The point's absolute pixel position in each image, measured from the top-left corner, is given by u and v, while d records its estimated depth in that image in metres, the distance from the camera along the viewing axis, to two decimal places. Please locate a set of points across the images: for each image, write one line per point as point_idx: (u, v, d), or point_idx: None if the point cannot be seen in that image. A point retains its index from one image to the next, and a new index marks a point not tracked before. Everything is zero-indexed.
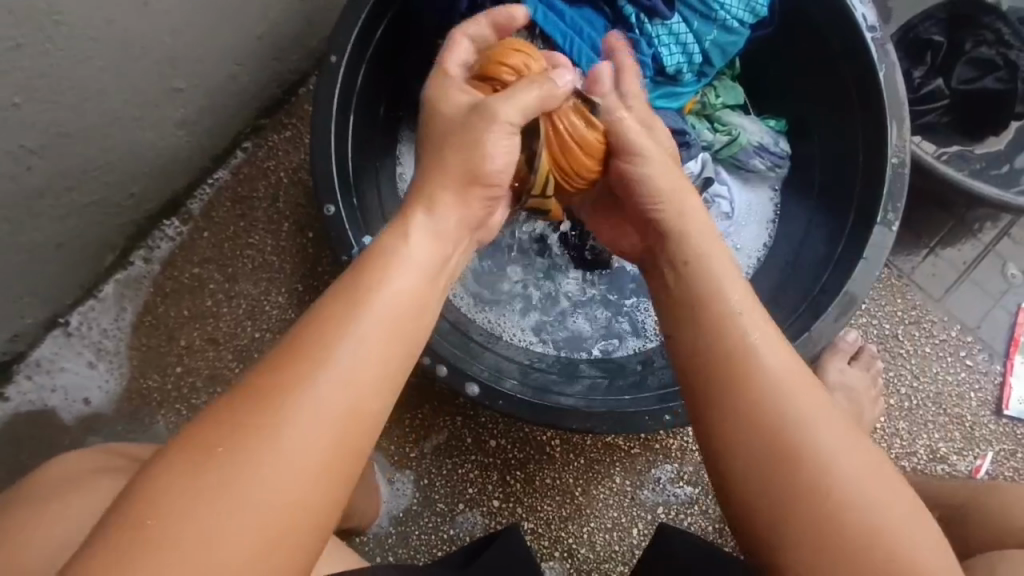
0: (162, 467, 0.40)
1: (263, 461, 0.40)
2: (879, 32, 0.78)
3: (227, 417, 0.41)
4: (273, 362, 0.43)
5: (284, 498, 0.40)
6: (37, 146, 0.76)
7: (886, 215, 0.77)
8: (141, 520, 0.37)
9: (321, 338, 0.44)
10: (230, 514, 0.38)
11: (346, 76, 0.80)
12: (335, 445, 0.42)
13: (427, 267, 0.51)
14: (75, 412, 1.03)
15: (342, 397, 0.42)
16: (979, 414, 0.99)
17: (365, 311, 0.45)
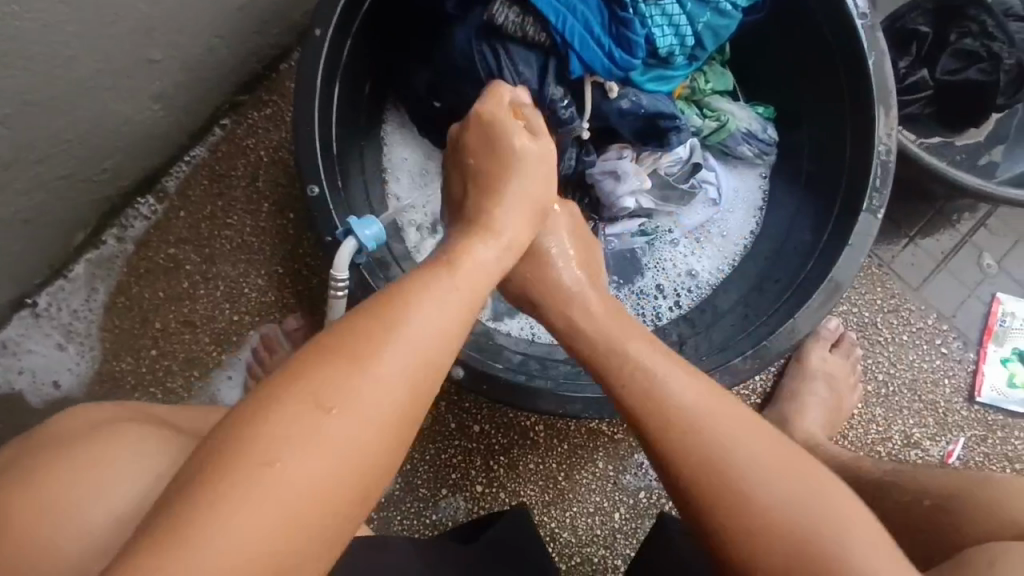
0: (271, 404, 0.42)
1: (362, 412, 0.43)
2: (870, 18, 0.79)
3: (329, 368, 0.43)
4: (364, 322, 0.46)
5: (377, 450, 0.43)
6: (4, 115, 0.72)
7: (872, 204, 0.78)
8: (260, 453, 0.40)
9: (405, 310, 0.47)
10: (334, 457, 0.41)
11: (332, 51, 0.78)
12: (417, 408, 0.45)
13: (484, 266, 0.56)
14: (44, 395, 1.00)
15: (428, 362, 0.46)
16: (953, 401, 1.02)
17: (441, 292, 0.50)
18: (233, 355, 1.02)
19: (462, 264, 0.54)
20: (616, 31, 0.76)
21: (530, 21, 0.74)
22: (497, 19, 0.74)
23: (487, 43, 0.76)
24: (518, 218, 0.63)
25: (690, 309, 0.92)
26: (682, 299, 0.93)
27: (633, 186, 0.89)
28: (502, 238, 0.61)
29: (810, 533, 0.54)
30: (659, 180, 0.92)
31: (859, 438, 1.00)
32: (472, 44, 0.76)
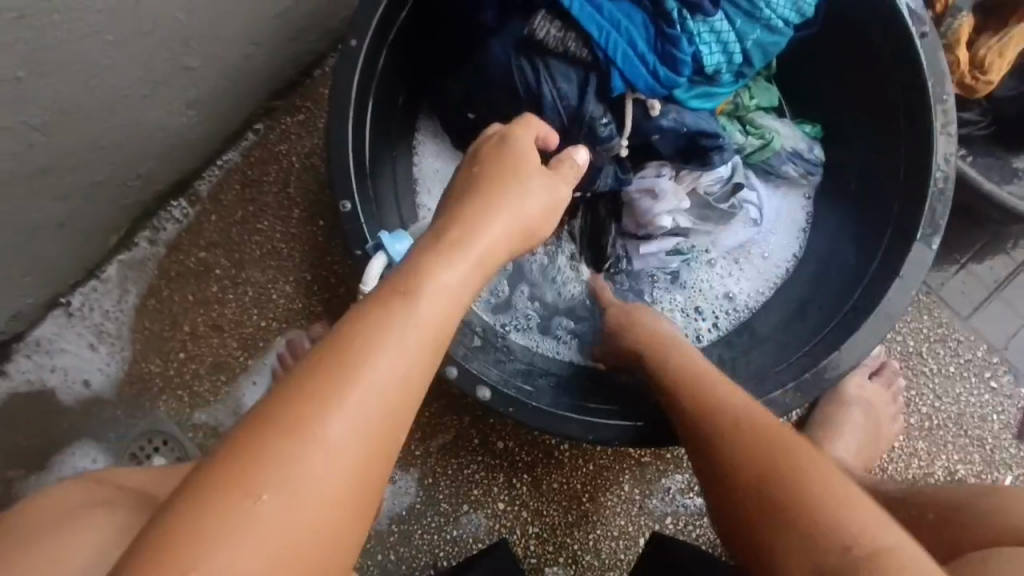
0: (190, 503, 0.39)
1: (294, 497, 0.40)
2: (931, 36, 0.74)
3: (263, 450, 0.41)
4: (301, 390, 0.43)
5: (312, 531, 0.41)
6: (43, 123, 0.73)
7: (926, 231, 0.74)
8: (172, 564, 0.37)
9: (342, 376, 0.43)
10: (257, 552, 0.39)
11: (367, 63, 0.76)
12: (353, 477, 0.43)
13: (449, 296, 0.50)
14: (75, 394, 1.01)
15: (371, 431, 0.43)
16: (1001, 438, 0.97)
17: (384, 344, 0.45)
18: (259, 361, 1.02)
19: (422, 293, 0.48)
20: (661, 47, 0.73)
21: (573, 36, 0.72)
22: (538, 33, 0.72)
23: (526, 58, 0.74)
24: (500, 239, 0.56)
25: (727, 332, 0.90)
26: (720, 321, 0.90)
27: (670, 205, 0.86)
28: (473, 259, 0.53)
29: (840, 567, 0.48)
30: (699, 200, 0.89)
31: (899, 471, 0.95)
32: (510, 58, 0.74)
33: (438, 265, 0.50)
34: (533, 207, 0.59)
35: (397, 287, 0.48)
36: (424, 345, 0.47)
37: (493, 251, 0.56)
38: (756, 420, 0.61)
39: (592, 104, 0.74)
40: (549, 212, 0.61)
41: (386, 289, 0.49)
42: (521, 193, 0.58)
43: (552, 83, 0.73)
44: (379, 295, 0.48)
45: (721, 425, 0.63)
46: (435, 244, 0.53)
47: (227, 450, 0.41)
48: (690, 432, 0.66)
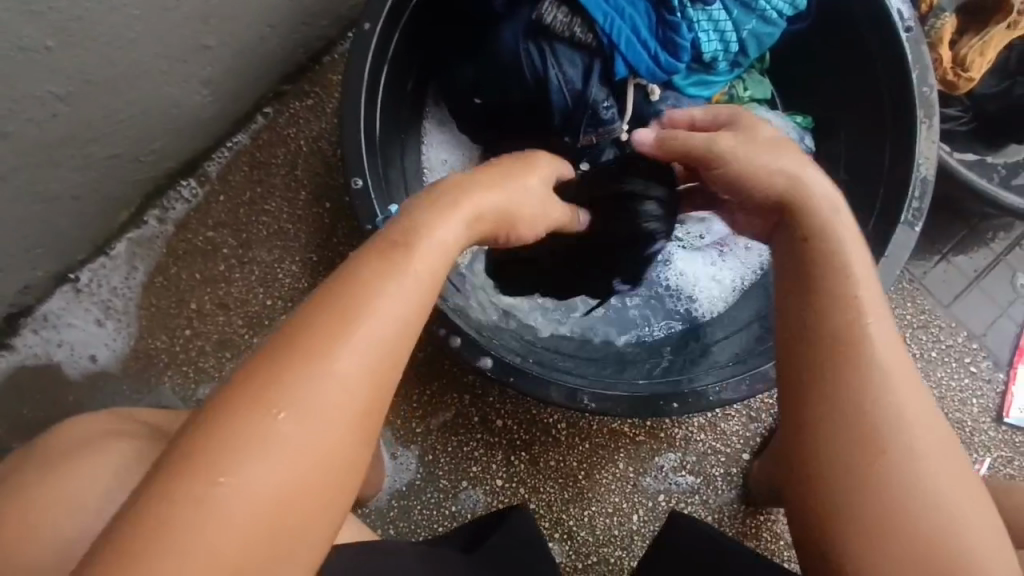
0: (207, 421, 0.39)
1: (308, 414, 0.40)
2: (915, 31, 0.79)
3: (275, 371, 0.41)
4: (311, 319, 0.43)
5: (331, 451, 0.40)
6: (65, 93, 0.76)
7: (910, 216, 0.78)
8: (201, 473, 0.37)
9: (347, 305, 0.43)
10: (277, 467, 0.39)
11: (380, 45, 0.80)
12: (366, 403, 0.42)
13: (448, 242, 0.50)
14: (81, 368, 1.03)
15: (380, 355, 0.43)
16: (980, 421, 1.01)
17: (388, 277, 0.45)
18: (264, 338, 1.04)
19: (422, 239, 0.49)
20: (663, 34, 0.77)
21: (578, 22, 0.76)
22: (546, 18, 0.75)
23: (534, 42, 0.77)
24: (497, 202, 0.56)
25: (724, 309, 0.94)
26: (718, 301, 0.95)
27: None
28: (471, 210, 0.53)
29: (941, 539, 0.48)
30: None
31: None
32: (519, 42, 0.77)
33: (435, 214, 0.51)
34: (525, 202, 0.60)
35: (396, 233, 0.49)
36: (430, 280, 0.47)
37: (495, 223, 0.57)
38: (888, 358, 0.53)
39: (596, 89, 0.78)
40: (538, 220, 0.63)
41: (388, 235, 0.49)
42: (523, 191, 0.60)
43: (558, 66, 0.77)
44: (381, 241, 0.48)
45: (852, 325, 0.54)
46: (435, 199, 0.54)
47: (237, 377, 0.41)
48: (811, 309, 0.56)
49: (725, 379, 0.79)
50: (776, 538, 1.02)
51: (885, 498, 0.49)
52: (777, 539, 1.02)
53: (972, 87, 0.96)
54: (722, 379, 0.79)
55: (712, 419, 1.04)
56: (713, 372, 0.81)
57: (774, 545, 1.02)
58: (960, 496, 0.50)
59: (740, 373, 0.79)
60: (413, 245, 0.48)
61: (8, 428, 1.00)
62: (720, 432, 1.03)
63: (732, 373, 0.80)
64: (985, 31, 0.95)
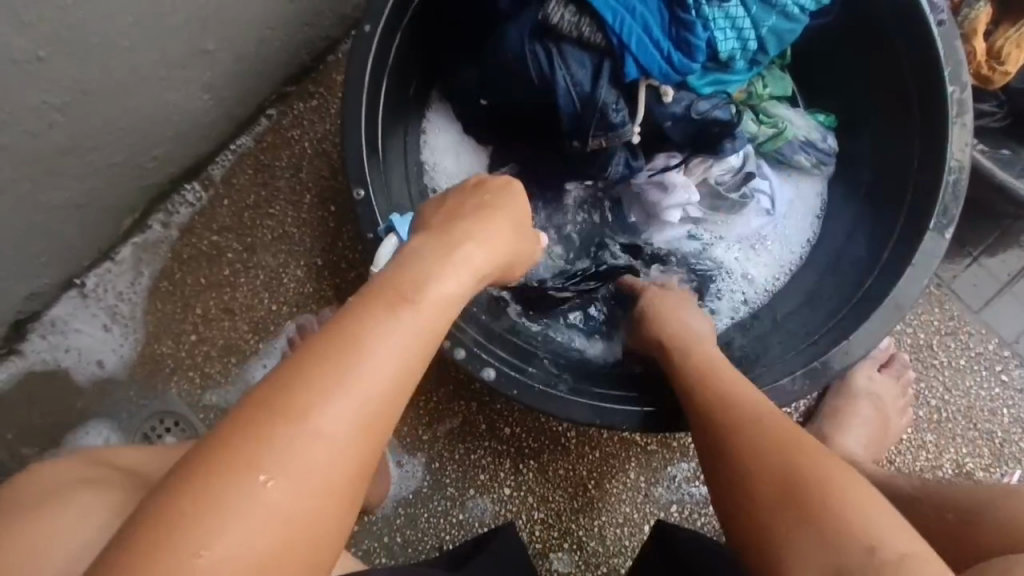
0: (188, 483, 0.37)
1: (295, 477, 0.38)
2: (947, 24, 0.74)
3: (262, 428, 0.38)
4: (303, 374, 0.40)
5: (316, 518, 0.39)
6: (62, 102, 0.74)
7: (939, 222, 0.74)
8: (183, 541, 0.35)
9: (341, 360, 0.41)
10: (262, 534, 0.37)
11: (381, 48, 0.77)
12: (356, 465, 0.40)
13: (447, 294, 0.49)
14: (89, 373, 1.03)
15: (373, 415, 0.41)
16: (1010, 432, 0.96)
17: (385, 331, 0.43)
18: (269, 344, 1.03)
19: (424, 294, 0.47)
20: (676, 33, 0.74)
21: (587, 21, 0.72)
22: (553, 18, 0.72)
23: (541, 43, 0.74)
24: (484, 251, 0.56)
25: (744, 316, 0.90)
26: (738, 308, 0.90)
27: (680, 199, 0.88)
28: (463, 263, 0.53)
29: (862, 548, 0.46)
30: (708, 189, 0.90)
31: (907, 463, 0.95)
32: (525, 44, 0.74)
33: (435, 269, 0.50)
34: (505, 238, 0.60)
35: (395, 286, 0.47)
36: (429, 335, 0.45)
37: (491, 271, 0.57)
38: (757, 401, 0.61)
39: (604, 91, 0.74)
40: (519, 250, 0.62)
41: (389, 285, 0.47)
42: (495, 226, 0.60)
43: (565, 68, 0.73)
44: (380, 292, 0.46)
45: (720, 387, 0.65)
46: (433, 245, 0.54)
47: (220, 433, 0.39)
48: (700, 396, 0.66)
49: None
50: None
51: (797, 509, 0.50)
52: None
53: (1007, 81, 0.91)
54: None
55: None
56: None
57: None
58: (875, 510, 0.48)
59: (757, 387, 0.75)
60: (416, 298, 0.46)
61: (18, 434, 1.00)
62: None
63: None
64: (1023, 23, 0.89)
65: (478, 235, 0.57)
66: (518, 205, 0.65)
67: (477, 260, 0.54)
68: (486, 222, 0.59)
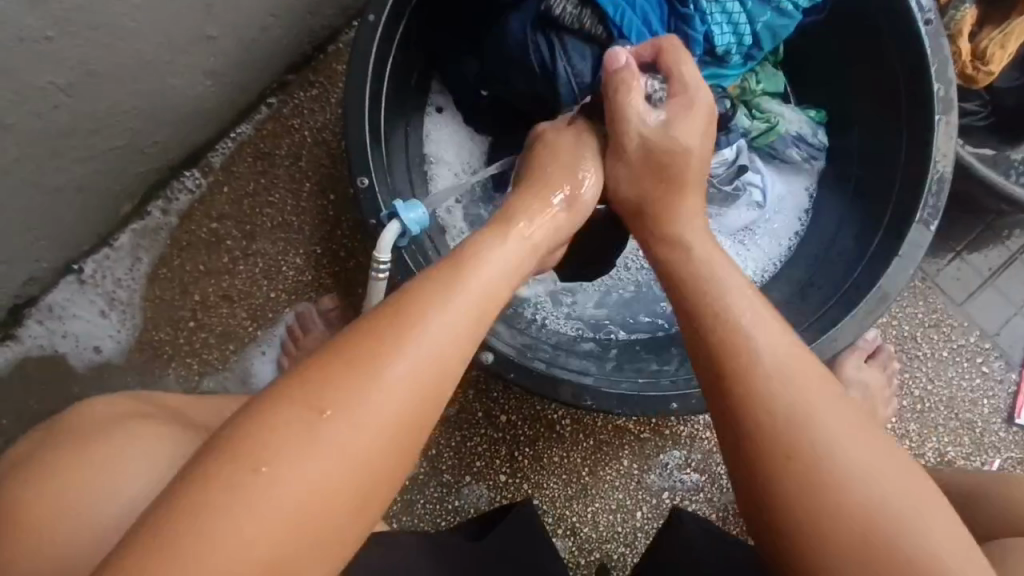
0: (262, 414, 0.43)
1: (360, 422, 0.44)
2: (934, 23, 0.76)
3: (332, 383, 0.45)
4: (373, 334, 0.48)
5: (374, 457, 0.44)
6: (67, 83, 0.75)
7: (925, 215, 0.77)
8: (254, 455, 0.42)
9: (401, 325, 0.48)
10: (325, 461, 0.43)
11: (385, 36, 0.78)
12: (411, 415, 0.46)
13: (491, 276, 0.56)
14: (86, 359, 1.03)
15: (429, 377, 0.47)
16: (990, 421, 0.99)
17: (439, 305, 0.50)
18: (267, 331, 1.04)
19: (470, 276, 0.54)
20: (674, 25, 0.77)
21: (588, 12, 0.74)
22: (555, 9, 0.74)
23: (542, 33, 0.75)
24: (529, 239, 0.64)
25: None
26: None
27: None
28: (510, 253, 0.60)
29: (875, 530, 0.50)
30: None
31: None
32: (526, 35, 0.76)
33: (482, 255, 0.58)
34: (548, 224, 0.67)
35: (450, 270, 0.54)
36: (477, 312, 0.52)
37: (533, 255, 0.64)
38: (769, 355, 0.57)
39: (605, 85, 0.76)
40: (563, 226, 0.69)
41: (443, 265, 0.55)
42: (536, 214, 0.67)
43: (566, 59, 0.75)
44: (437, 271, 0.54)
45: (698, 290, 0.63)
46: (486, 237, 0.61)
47: (297, 376, 0.46)
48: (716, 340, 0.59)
49: None
50: None
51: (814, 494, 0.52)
52: None
53: (991, 80, 0.94)
54: None
55: None
56: None
57: None
58: (882, 480, 0.52)
59: None
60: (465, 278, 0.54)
61: (14, 419, 1.00)
62: None
63: None
64: (1007, 23, 0.92)
65: (520, 228, 0.64)
66: (565, 173, 0.71)
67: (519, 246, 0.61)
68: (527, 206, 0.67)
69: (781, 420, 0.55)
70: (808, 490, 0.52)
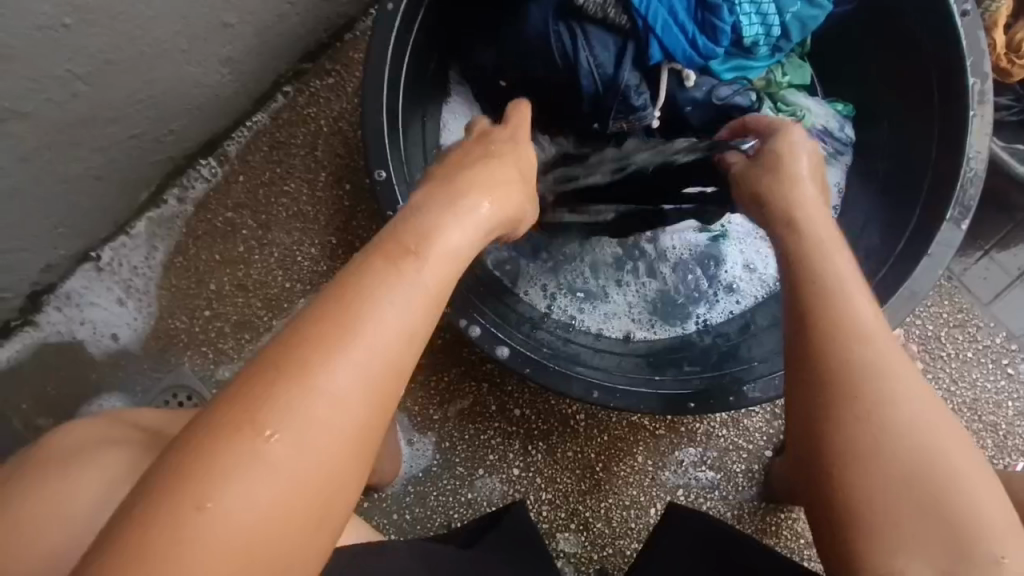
0: (194, 447, 0.37)
1: (298, 433, 0.38)
2: (972, 15, 0.73)
3: (268, 396, 0.38)
4: (313, 331, 0.40)
5: (330, 469, 0.39)
6: (85, 72, 0.74)
7: (956, 213, 0.75)
8: (190, 494, 0.35)
9: (344, 318, 0.41)
10: (272, 486, 0.37)
11: (404, 25, 0.77)
12: (367, 416, 0.40)
13: (456, 256, 0.49)
14: (103, 346, 1.03)
15: (381, 373, 0.41)
16: (1015, 424, 0.97)
17: (392, 288, 0.44)
18: (282, 320, 1.04)
19: (429, 252, 0.47)
20: (702, 17, 0.74)
21: (612, 2, 0.73)
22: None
23: (565, 23, 0.74)
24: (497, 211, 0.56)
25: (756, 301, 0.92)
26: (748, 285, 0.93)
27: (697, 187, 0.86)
28: (474, 224, 0.53)
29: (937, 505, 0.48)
30: None
31: None
32: (548, 24, 0.74)
33: (443, 228, 0.50)
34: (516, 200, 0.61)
35: (405, 247, 0.47)
36: (433, 292, 0.46)
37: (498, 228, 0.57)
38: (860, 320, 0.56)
39: (626, 76, 0.74)
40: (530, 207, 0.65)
41: (392, 240, 0.48)
42: (499, 185, 0.59)
43: (588, 48, 0.74)
44: (386, 249, 0.47)
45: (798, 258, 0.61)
46: (437, 203, 0.53)
47: (225, 395, 0.39)
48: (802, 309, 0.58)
49: (755, 378, 0.77)
50: (796, 536, 1.00)
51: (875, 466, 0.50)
52: (798, 538, 1.00)
53: None
54: (752, 379, 0.77)
55: (735, 415, 1.02)
56: (740, 371, 0.79)
57: (795, 544, 1.00)
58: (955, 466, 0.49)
59: (769, 373, 0.77)
60: (418, 252, 0.47)
61: (33, 405, 1.01)
62: (743, 428, 1.01)
63: (756, 373, 0.78)
64: None
65: (479, 195, 0.56)
66: (516, 150, 0.66)
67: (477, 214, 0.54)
68: (487, 171, 0.60)
69: (844, 364, 0.54)
70: (860, 436, 0.51)
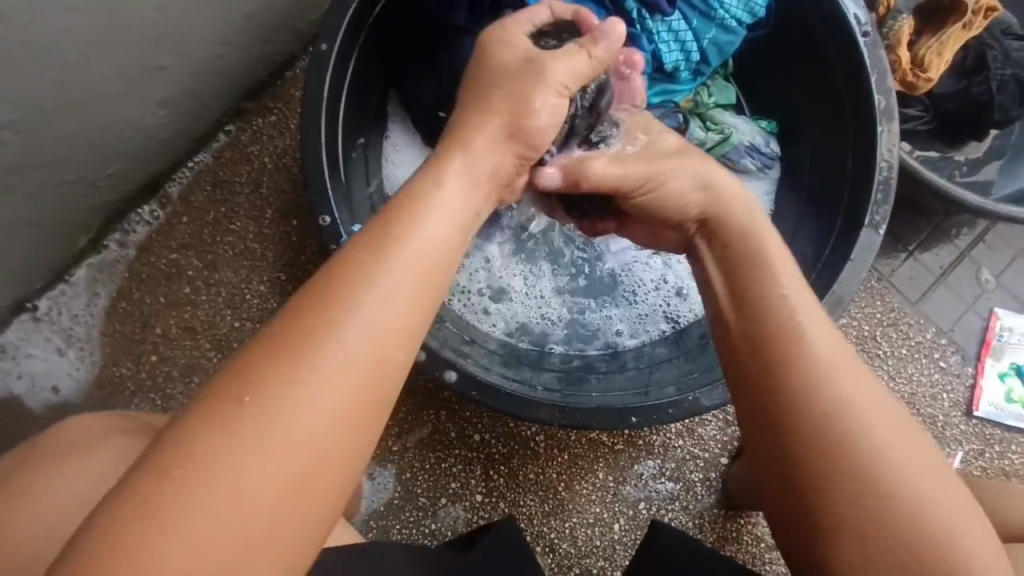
0: (183, 423, 0.37)
1: (240, 463, 0.36)
2: (872, 35, 0.80)
3: (251, 373, 0.39)
4: (301, 314, 0.41)
5: (314, 451, 0.38)
6: (13, 120, 0.73)
7: (873, 219, 0.79)
8: (167, 462, 0.36)
9: (327, 302, 0.41)
10: (250, 465, 0.37)
11: (339, 62, 0.78)
12: (349, 398, 0.40)
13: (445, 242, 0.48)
14: (43, 400, 0.99)
15: (368, 354, 0.41)
16: (952, 415, 1.02)
17: (380, 272, 0.43)
18: (231, 361, 1.01)
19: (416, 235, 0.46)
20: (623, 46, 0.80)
21: None
22: None
23: None
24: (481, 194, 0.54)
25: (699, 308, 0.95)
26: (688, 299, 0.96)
27: None
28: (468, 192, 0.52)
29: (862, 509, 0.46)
30: None
31: None
32: None
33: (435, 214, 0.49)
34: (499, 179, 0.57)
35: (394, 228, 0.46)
36: (423, 274, 0.44)
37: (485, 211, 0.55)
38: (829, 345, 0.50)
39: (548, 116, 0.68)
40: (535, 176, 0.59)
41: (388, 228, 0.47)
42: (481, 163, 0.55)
43: None
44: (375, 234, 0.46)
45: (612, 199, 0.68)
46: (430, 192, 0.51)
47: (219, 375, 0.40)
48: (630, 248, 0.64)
49: (700, 388, 0.79)
50: (757, 540, 1.02)
51: (857, 480, 0.46)
52: (758, 542, 1.02)
53: (931, 87, 0.98)
54: (697, 388, 0.79)
55: (689, 424, 1.04)
56: (683, 383, 0.81)
57: (755, 548, 1.02)
58: (908, 472, 0.47)
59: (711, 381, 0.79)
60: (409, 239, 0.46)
61: None
62: (698, 436, 1.04)
63: (702, 384, 0.79)
64: (942, 32, 0.96)
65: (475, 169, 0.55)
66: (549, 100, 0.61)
67: (453, 205, 0.50)
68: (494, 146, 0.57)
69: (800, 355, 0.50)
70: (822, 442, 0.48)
